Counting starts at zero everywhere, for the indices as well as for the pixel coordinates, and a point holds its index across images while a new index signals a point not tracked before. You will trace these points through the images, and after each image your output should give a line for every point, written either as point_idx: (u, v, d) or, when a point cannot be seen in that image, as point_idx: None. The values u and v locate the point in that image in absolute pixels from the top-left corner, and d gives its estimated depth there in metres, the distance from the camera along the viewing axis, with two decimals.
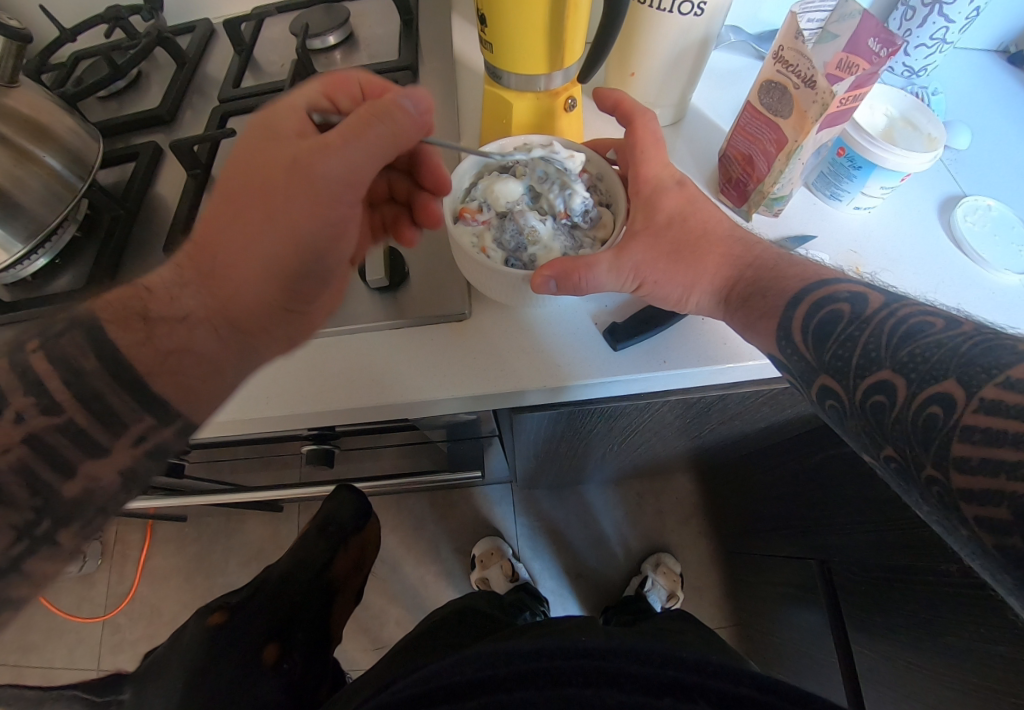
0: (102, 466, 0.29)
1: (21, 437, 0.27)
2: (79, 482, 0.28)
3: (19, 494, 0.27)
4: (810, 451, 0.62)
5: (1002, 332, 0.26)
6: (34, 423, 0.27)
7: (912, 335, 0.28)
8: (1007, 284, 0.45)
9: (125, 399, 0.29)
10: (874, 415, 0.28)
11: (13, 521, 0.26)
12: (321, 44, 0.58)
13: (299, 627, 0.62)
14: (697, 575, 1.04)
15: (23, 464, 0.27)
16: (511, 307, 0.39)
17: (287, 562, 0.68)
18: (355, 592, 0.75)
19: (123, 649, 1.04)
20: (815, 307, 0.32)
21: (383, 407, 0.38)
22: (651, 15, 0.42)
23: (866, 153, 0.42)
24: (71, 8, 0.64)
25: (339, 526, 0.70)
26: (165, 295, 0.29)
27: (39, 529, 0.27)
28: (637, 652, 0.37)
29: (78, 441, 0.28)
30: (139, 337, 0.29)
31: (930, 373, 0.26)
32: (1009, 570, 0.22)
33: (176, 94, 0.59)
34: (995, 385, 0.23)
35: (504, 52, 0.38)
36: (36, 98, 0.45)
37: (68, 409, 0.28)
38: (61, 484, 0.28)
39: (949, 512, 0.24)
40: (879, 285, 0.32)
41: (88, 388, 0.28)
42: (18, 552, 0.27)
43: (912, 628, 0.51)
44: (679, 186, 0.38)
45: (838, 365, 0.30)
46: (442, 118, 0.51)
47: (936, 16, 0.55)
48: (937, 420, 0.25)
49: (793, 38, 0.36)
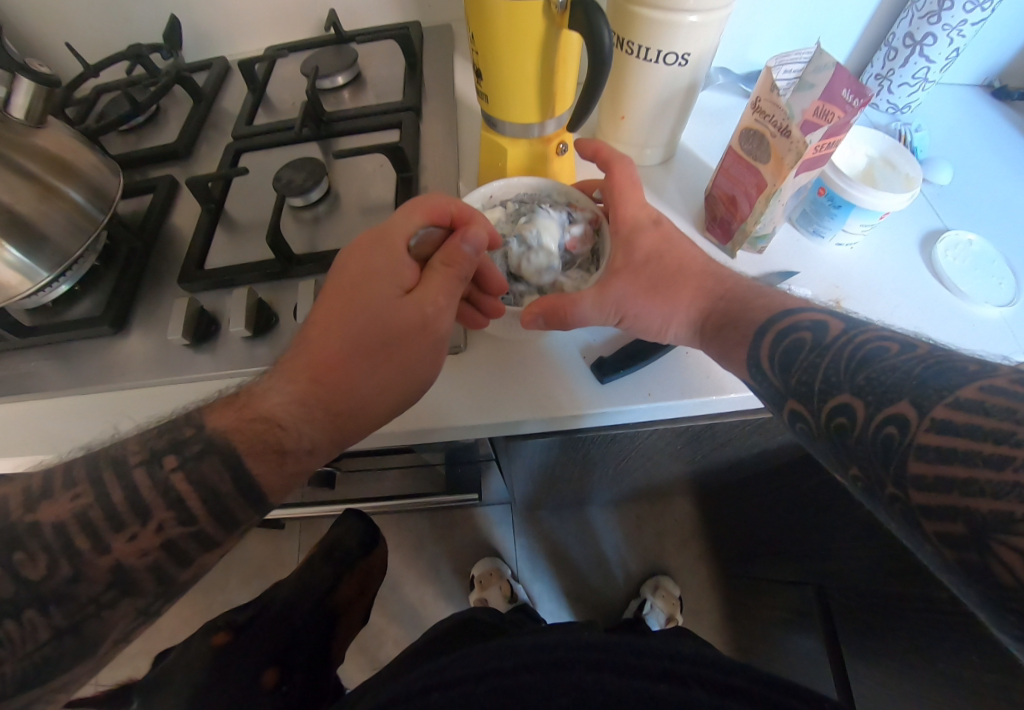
0: (214, 556, 0.34)
1: (158, 542, 0.32)
2: (192, 570, 0.33)
3: (145, 586, 0.32)
4: (804, 478, 0.63)
5: (956, 354, 0.27)
6: (173, 531, 0.32)
7: (870, 359, 0.29)
8: (988, 317, 0.46)
9: (244, 504, 0.33)
10: (839, 436, 0.29)
11: (135, 605, 0.32)
12: (330, 85, 0.62)
13: (301, 651, 0.63)
14: (697, 599, 1.04)
15: (154, 562, 0.32)
16: (504, 340, 0.42)
17: (290, 587, 0.69)
18: (360, 616, 0.75)
19: (122, 664, 1.04)
20: (780, 336, 0.33)
21: (382, 434, 0.40)
22: (639, 65, 0.45)
23: (845, 194, 0.44)
24: (96, 47, 0.68)
25: (344, 553, 0.73)
26: (295, 430, 0.32)
27: (154, 606, 0.33)
28: (639, 648, 0.37)
29: (201, 540, 0.33)
30: (274, 464, 0.32)
31: (885, 395, 0.27)
32: (975, 583, 0.23)
33: (192, 129, 0.63)
34: (945, 405, 0.25)
35: (499, 103, 0.40)
36: (62, 136, 0.48)
37: (199, 520, 0.32)
38: (180, 572, 0.33)
39: (914, 528, 0.25)
40: (843, 312, 0.33)
41: (218, 499, 0.32)
42: (135, 626, 0.33)
43: (906, 654, 0.51)
44: (656, 226, 0.40)
45: (803, 390, 0.31)
46: (443, 157, 0.53)
47: (917, 57, 0.57)
48: (895, 439, 0.26)
49: (769, 91, 0.38)
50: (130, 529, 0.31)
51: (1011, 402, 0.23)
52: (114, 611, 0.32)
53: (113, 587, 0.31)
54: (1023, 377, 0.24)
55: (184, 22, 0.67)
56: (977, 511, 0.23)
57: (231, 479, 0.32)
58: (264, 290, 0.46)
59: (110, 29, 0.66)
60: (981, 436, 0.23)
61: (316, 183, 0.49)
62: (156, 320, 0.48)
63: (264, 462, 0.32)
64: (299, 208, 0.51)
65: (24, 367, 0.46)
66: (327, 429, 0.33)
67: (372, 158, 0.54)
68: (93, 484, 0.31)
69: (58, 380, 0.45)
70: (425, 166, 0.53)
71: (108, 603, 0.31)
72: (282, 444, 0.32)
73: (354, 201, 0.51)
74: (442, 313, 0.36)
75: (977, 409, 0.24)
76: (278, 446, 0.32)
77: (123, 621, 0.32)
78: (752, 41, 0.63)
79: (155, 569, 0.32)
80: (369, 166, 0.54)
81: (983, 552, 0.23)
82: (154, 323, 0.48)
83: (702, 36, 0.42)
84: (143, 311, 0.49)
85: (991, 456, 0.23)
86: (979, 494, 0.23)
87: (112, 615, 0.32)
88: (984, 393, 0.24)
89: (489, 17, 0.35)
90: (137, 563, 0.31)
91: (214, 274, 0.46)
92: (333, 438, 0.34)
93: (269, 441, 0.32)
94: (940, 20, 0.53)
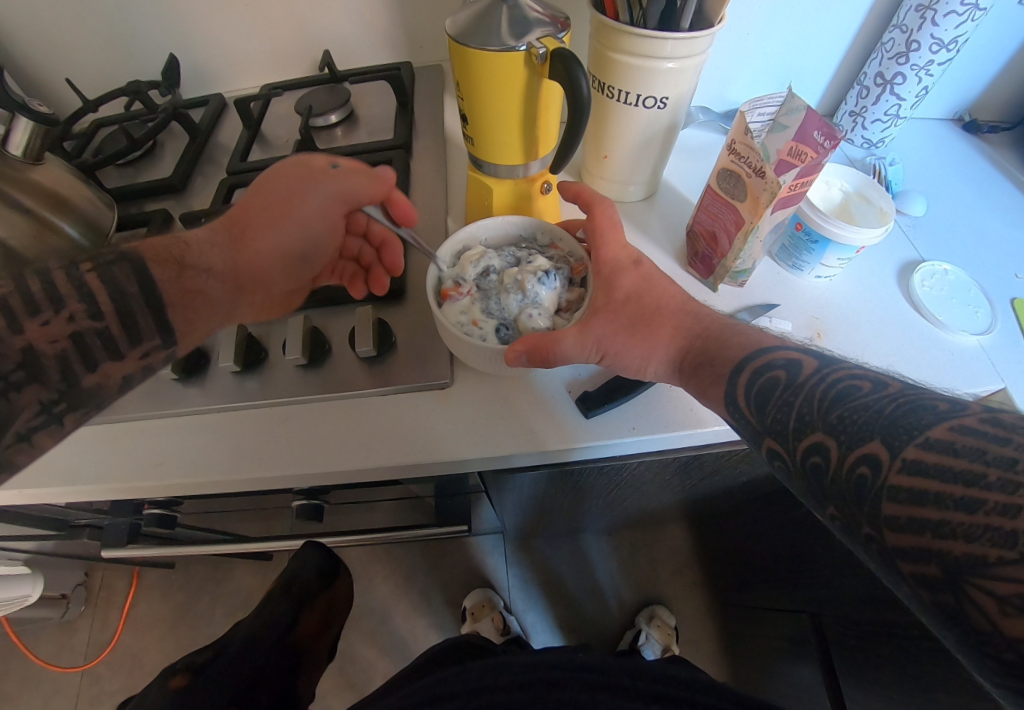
0: (114, 367, 0.33)
1: (68, 332, 0.30)
2: (97, 376, 0.32)
3: (50, 375, 0.30)
4: (793, 505, 0.64)
5: (926, 392, 0.28)
6: (80, 324, 0.31)
7: (841, 398, 0.29)
8: (966, 345, 0.47)
9: (150, 321, 0.33)
10: (814, 475, 0.29)
11: (39, 397, 0.29)
12: (323, 122, 0.64)
13: (261, 692, 0.58)
14: (692, 628, 1.02)
15: (62, 353, 0.30)
16: (490, 376, 0.43)
17: (249, 625, 0.67)
18: (323, 652, 0.74)
19: (101, 702, 1.01)
20: (755, 374, 0.33)
21: (368, 470, 0.40)
22: (619, 108, 0.47)
23: (821, 229, 0.45)
24: (96, 83, 0.69)
25: (303, 586, 0.70)
26: (199, 249, 0.37)
27: (57, 407, 0.30)
28: (635, 669, 0.37)
29: (107, 345, 0.32)
30: (173, 274, 0.34)
31: (857, 434, 0.27)
32: (951, 625, 0.23)
33: (188, 164, 0.64)
34: (915, 445, 0.25)
35: (484, 145, 0.42)
36: (60, 172, 0.49)
37: (108, 320, 0.31)
38: (84, 375, 0.31)
39: (891, 569, 0.25)
40: (814, 349, 0.33)
41: (126, 304, 0.32)
42: (35, 422, 0.30)
43: (903, 686, 0.51)
44: (636, 265, 0.40)
45: (779, 428, 0.31)
46: (433, 194, 0.55)
47: (888, 95, 0.60)
48: (867, 480, 0.26)
49: (743, 134, 0.40)
50: (43, 315, 0.29)
51: (979, 442, 0.24)
52: (20, 395, 0.29)
53: (23, 370, 0.28)
54: (992, 415, 0.24)
55: (183, 61, 0.69)
56: (949, 553, 0.23)
57: (141, 294, 0.33)
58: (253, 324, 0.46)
59: (111, 67, 0.68)
60: (952, 479, 0.24)
61: None
62: None
63: (167, 273, 0.34)
64: None
65: None
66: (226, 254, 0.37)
67: None
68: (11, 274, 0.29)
69: None
70: (414, 203, 0.54)
71: (16, 385, 0.28)
72: (184, 258, 0.36)
73: None
74: (326, 184, 0.40)
75: (947, 448, 0.24)
76: (179, 260, 0.35)
77: (24, 416, 0.29)
78: (730, 81, 0.66)
79: (65, 361, 0.30)
80: None
81: (958, 594, 0.23)
82: None
83: (679, 81, 0.44)
84: None
85: (962, 499, 0.23)
86: (951, 536, 0.23)
87: (17, 401, 0.29)
88: (954, 433, 0.25)
89: (473, 67, 0.36)
90: (46, 349, 0.29)
91: None
92: (229, 262, 0.37)
93: (175, 255, 0.35)
94: (909, 60, 0.56)
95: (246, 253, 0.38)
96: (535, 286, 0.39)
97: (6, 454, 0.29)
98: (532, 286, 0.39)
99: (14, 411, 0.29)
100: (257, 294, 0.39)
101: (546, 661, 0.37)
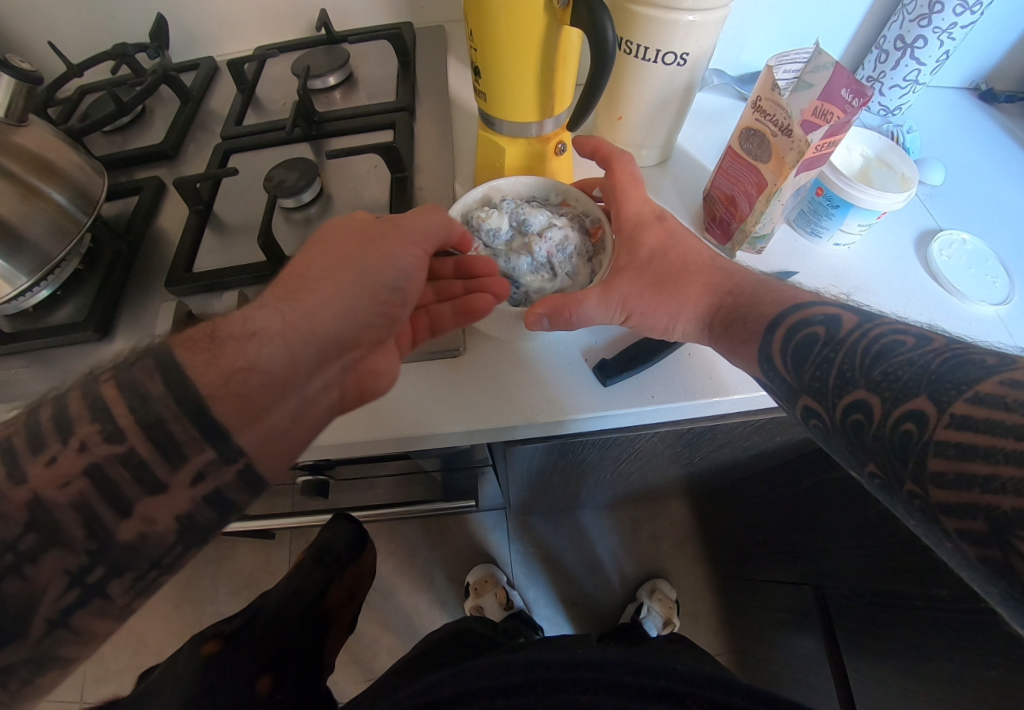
0: (159, 508, 0.28)
1: (81, 469, 0.26)
2: (134, 523, 0.28)
3: (74, 534, 0.26)
4: (801, 476, 0.63)
5: (972, 347, 0.27)
6: (100, 457, 0.27)
7: (884, 354, 0.28)
8: (984, 314, 0.46)
9: (187, 430, 0.28)
10: (855, 433, 0.28)
11: (65, 565, 0.26)
12: (321, 85, 0.61)
13: (292, 655, 0.59)
14: (692, 602, 1.04)
15: (80, 498, 0.26)
16: (507, 341, 0.41)
17: (280, 592, 0.65)
18: (346, 624, 0.72)
19: (108, 681, 1.01)
20: (792, 331, 0.32)
21: (381, 440, 0.39)
22: (637, 65, 0.45)
23: (843, 193, 0.44)
24: (79, 44, 0.65)
25: (335, 556, 0.69)
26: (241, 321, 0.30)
27: (91, 575, 0.27)
28: (634, 665, 0.38)
29: (137, 477, 0.27)
30: (207, 357, 0.28)
31: (902, 391, 0.27)
32: (997, 579, 0.22)
33: (180, 130, 0.61)
34: (964, 401, 0.24)
35: (497, 101, 0.40)
36: (45, 134, 0.45)
37: (128, 439, 0.27)
38: (117, 526, 0.27)
39: (933, 525, 0.25)
40: (853, 305, 0.32)
41: (149, 412, 0.27)
42: (70, 600, 0.27)
43: (906, 656, 0.51)
44: (660, 221, 0.39)
45: (817, 386, 0.30)
46: (438, 158, 0.53)
47: (908, 59, 0.58)
48: (913, 435, 0.26)
49: (770, 90, 0.38)
50: (50, 450, 0.26)
51: None
52: (40, 566, 0.26)
53: (33, 535, 0.25)
54: None
55: (170, 22, 0.65)
56: (998, 508, 0.23)
57: (166, 389, 0.27)
58: (255, 293, 0.45)
59: (93, 28, 0.64)
60: (1004, 432, 0.23)
61: (309, 184, 0.48)
62: (145, 321, 0.45)
63: (199, 356, 0.29)
64: (291, 209, 0.50)
65: (4, 375, 0.42)
66: (284, 315, 0.30)
67: (365, 160, 0.54)
68: (30, 412, 0.27)
69: (42, 387, 0.42)
70: (420, 168, 0.52)
71: (31, 556, 0.25)
72: (219, 331, 0.29)
73: (347, 202, 0.51)
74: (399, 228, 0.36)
75: (999, 404, 0.23)
76: (214, 336, 0.29)
77: (52, 594, 0.26)
78: (744, 44, 0.63)
79: (89, 509, 0.27)
80: (362, 167, 0.53)
81: (1006, 549, 0.22)
82: (144, 322, 0.45)
83: (700, 36, 0.41)
84: (129, 314, 0.46)
85: (1014, 452, 0.22)
86: (1000, 491, 0.22)
87: (38, 573, 0.26)
88: (1005, 387, 0.24)
89: (488, 13, 0.34)
90: (58, 497, 0.26)
91: (208, 275, 0.45)
92: (288, 326, 0.30)
93: (208, 334, 0.29)
94: (931, 22, 0.54)
95: (310, 311, 0.31)
96: (539, 247, 0.38)
97: (48, 646, 0.27)
98: (538, 247, 0.38)
99: (41, 589, 0.26)
100: (333, 358, 0.32)
101: (545, 660, 0.38)
